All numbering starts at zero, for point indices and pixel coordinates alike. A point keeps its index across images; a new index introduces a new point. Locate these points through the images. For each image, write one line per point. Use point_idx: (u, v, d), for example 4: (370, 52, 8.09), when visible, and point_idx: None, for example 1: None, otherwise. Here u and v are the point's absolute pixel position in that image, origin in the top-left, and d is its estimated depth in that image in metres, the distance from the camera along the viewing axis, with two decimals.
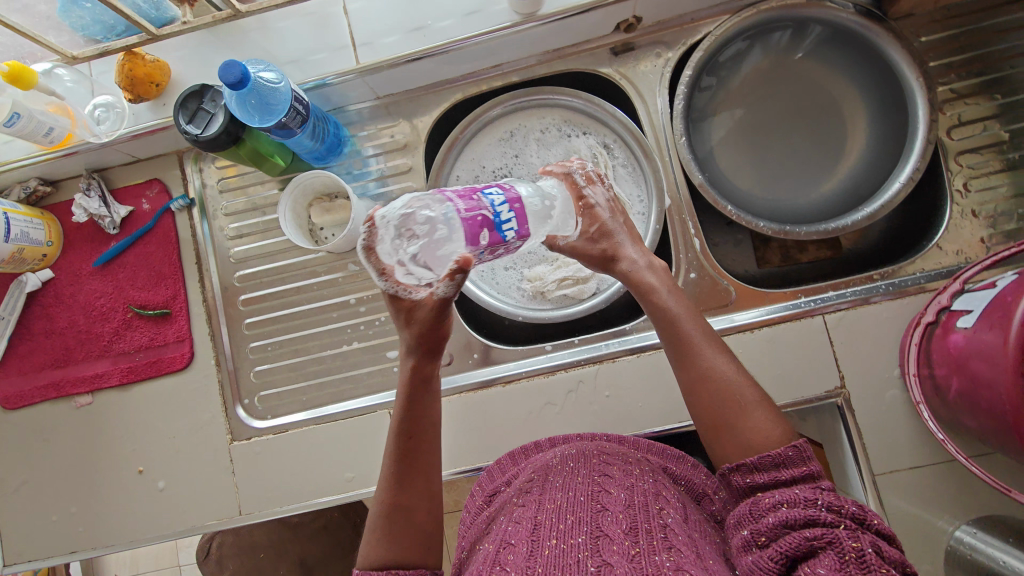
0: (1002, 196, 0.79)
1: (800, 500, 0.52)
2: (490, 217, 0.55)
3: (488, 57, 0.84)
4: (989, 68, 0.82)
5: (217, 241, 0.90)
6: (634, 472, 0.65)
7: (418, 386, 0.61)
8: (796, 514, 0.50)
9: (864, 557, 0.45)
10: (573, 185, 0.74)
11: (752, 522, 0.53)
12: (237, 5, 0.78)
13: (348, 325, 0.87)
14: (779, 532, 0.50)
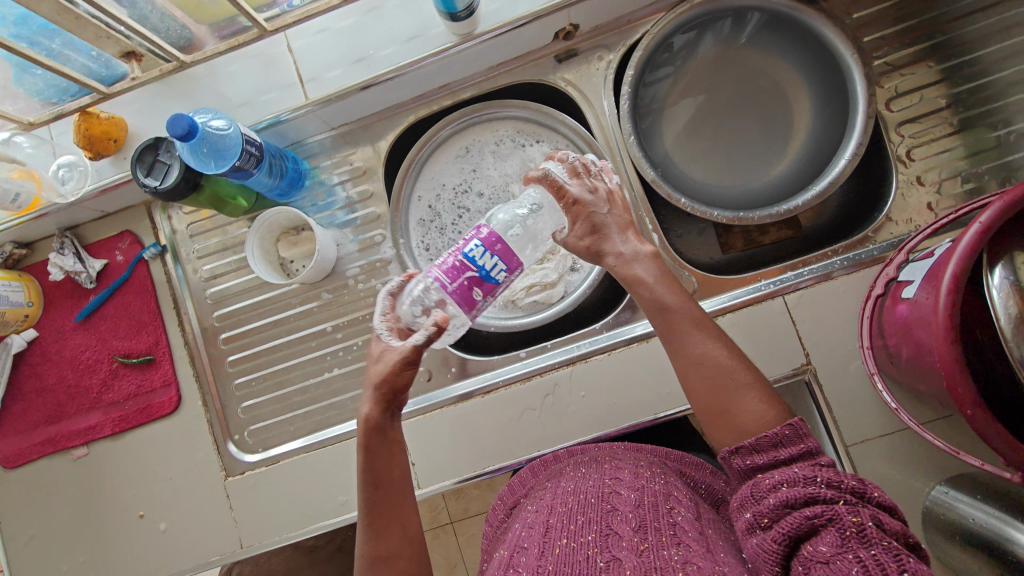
0: (944, 162, 0.82)
1: (800, 479, 0.52)
2: (475, 274, 0.61)
3: (434, 79, 0.86)
4: (923, 38, 0.84)
5: (193, 284, 0.92)
6: (641, 475, 0.68)
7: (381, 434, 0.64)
8: (798, 494, 0.50)
9: (866, 531, 0.46)
10: (554, 184, 0.70)
11: (754, 505, 0.53)
12: (182, 57, 0.78)
13: (327, 353, 0.89)
14: (782, 513, 0.50)
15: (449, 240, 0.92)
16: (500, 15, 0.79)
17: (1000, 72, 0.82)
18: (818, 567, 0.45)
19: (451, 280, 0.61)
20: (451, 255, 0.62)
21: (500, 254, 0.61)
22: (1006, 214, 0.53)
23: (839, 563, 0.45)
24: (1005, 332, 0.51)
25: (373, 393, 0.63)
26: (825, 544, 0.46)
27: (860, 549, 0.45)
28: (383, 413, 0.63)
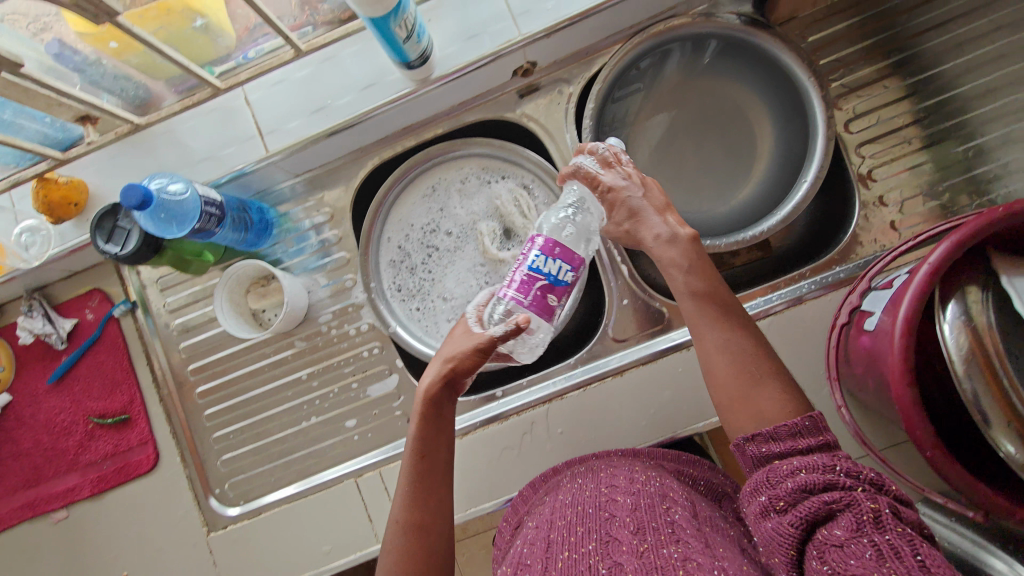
0: (904, 181, 0.82)
1: (820, 465, 0.52)
2: (545, 283, 0.65)
3: (396, 122, 0.86)
4: (879, 58, 0.85)
5: (165, 339, 0.91)
6: (639, 480, 0.68)
7: (439, 406, 0.68)
8: (816, 480, 0.51)
9: (881, 518, 0.46)
10: (587, 175, 0.80)
11: (770, 489, 0.54)
12: (136, 121, 0.81)
13: (304, 401, 0.89)
14: (799, 497, 0.51)
15: (420, 280, 0.92)
16: (456, 58, 0.79)
17: (955, 89, 0.83)
18: (831, 551, 0.46)
19: (524, 298, 0.65)
20: (517, 273, 0.66)
21: (562, 257, 0.65)
22: (952, 256, 0.53)
23: (853, 547, 0.45)
24: (956, 366, 0.52)
25: (440, 365, 0.69)
26: (841, 528, 0.47)
27: (874, 534, 0.46)
28: (443, 385, 0.68)
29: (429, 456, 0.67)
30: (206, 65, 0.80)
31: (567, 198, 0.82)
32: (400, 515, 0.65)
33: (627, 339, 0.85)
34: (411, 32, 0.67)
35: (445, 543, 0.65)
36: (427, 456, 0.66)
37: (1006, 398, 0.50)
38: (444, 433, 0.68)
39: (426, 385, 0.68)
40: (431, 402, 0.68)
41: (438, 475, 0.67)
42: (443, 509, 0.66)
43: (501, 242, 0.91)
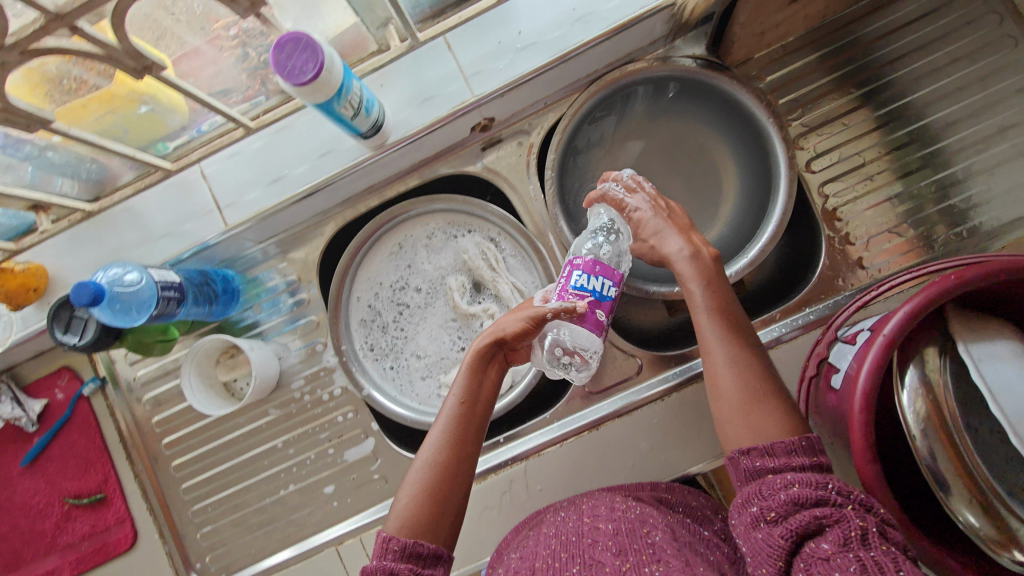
0: (867, 219, 0.83)
1: (812, 481, 0.53)
2: (593, 298, 0.68)
3: (357, 184, 0.85)
4: (838, 95, 0.85)
5: (137, 414, 0.90)
6: (620, 507, 0.68)
7: (489, 362, 0.73)
8: (808, 494, 0.51)
9: (868, 536, 0.47)
10: (614, 199, 0.82)
11: (761, 500, 0.54)
12: (87, 208, 0.81)
13: (280, 469, 0.88)
14: (790, 510, 0.51)
15: (392, 339, 0.91)
16: (411, 122, 0.78)
17: (915, 123, 0.83)
18: (818, 564, 0.46)
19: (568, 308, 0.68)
20: (563, 293, 0.69)
21: (603, 274, 0.69)
22: (905, 327, 0.52)
23: (839, 561, 0.45)
24: (908, 420, 0.52)
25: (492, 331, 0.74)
26: (828, 543, 0.47)
27: (861, 550, 0.46)
28: (493, 346, 0.73)
29: (469, 409, 0.69)
30: (160, 142, 0.78)
31: (600, 221, 0.83)
32: (427, 458, 0.67)
33: (603, 390, 0.85)
34: (359, 108, 0.66)
35: (461, 501, 0.67)
36: (469, 411, 0.69)
37: (962, 462, 0.50)
38: (488, 392, 0.72)
39: (477, 345, 0.73)
40: (487, 358, 0.73)
41: (473, 433, 0.68)
42: (468, 467, 0.67)
43: (471, 296, 0.90)
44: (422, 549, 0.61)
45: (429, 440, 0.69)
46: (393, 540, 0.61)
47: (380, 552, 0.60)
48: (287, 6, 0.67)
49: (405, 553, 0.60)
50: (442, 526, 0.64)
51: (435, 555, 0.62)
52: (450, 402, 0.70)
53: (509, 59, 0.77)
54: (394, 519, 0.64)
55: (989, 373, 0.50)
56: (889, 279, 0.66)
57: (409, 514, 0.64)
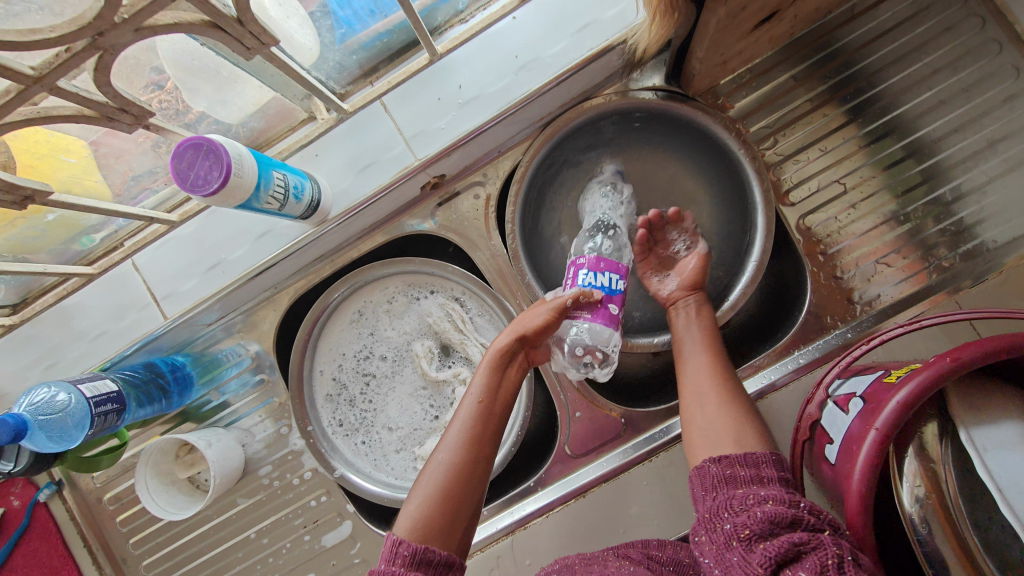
0: (852, 249, 0.77)
1: (785, 500, 0.49)
2: (599, 294, 0.66)
3: (306, 257, 0.79)
4: (813, 117, 0.80)
5: (101, 514, 0.85)
6: (611, 564, 0.61)
7: (509, 361, 0.70)
8: (782, 513, 0.47)
9: (846, 565, 0.41)
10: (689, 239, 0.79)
11: (734, 516, 0.49)
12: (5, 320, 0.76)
13: (256, 561, 0.84)
14: (765, 528, 0.46)
15: (361, 413, 0.85)
16: (353, 192, 0.73)
17: (897, 142, 0.78)
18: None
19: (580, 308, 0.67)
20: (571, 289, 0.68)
21: (609, 270, 0.66)
22: (900, 419, 0.47)
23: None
24: (910, 518, 0.48)
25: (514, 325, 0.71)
26: (805, 570, 0.41)
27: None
28: (516, 345, 0.69)
29: (488, 410, 0.66)
30: (82, 236, 0.72)
31: (596, 219, 0.80)
32: (443, 458, 0.63)
33: (587, 453, 0.81)
34: (287, 195, 0.61)
35: (475, 508, 0.62)
36: (488, 412, 0.66)
37: (973, 566, 0.46)
38: (506, 393, 0.68)
39: (499, 343, 0.69)
40: (508, 358, 0.70)
41: (491, 436, 0.65)
42: (483, 471, 0.63)
43: (440, 361, 0.84)
44: (433, 556, 0.56)
45: (445, 441, 0.64)
46: (404, 544, 0.56)
47: (388, 558, 0.55)
48: (199, 90, 0.61)
49: (416, 560, 0.55)
50: (454, 531, 0.60)
51: (446, 562, 0.56)
52: (467, 402, 0.67)
53: (451, 116, 0.72)
54: (404, 522, 0.59)
55: (996, 467, 0.44)
56: (880, 333, 0.61)
57: (422, 515, 0.59)
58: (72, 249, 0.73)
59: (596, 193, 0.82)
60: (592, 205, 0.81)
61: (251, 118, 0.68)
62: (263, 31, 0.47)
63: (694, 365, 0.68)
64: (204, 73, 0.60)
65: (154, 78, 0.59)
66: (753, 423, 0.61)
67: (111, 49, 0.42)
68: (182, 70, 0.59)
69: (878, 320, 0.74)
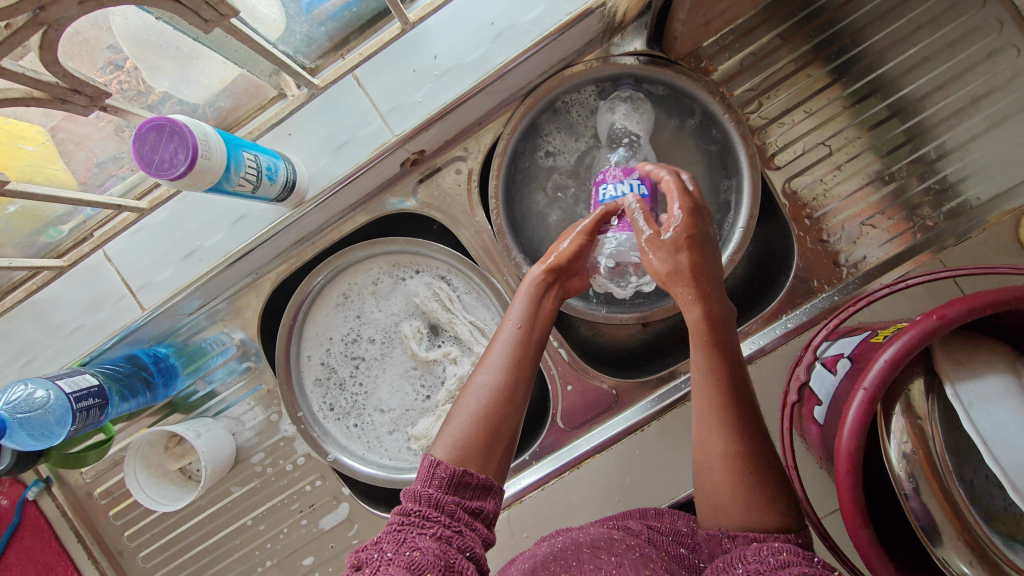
0: (838, 210, 0.77)
1: (800, 552, 0.44)
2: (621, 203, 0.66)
3: (286, 241, 0.77)
4: (798, 78, 0.78)
5: (92, 508, 0.84)
6: (616, 547, 0.58)
7: (549, 286, 0.67)
8: (795, 560, 0.43)
9: None
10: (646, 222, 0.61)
11: (745, 563, 0.44)
12: None
13: (254, 547, 0.83)
14: (777, 569, 0.42)
15: (352, 396, 0.84)
16: (329, 171, 0.71)
17: (880, 102, 0.77)
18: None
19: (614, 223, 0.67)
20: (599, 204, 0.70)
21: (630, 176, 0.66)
22: (888, 376, 0.46)
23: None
24: (897, 473, 0.48)
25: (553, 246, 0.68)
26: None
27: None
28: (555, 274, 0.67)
29: (528, 333, 0.63)
30: (49, 228, 0.69)
31: (614, 128, 0.76)
32: (484, 379, 0.61)
33: (581, 426, 0.81)
34: (260, 177, 0.59)
35: (515, 431, 0.60)
36: (529, 335, 0.63)
37: (959, 519, 0.46)
38: (546, 315, 0.66)
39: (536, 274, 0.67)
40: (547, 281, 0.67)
41: (532, 360, 0.62)
42: (524, 396, 0.61)
43: (429, 341, 0.83)
44: (472, 479, 0.54)
45: (485, 363, 0.62)
46: (442, 466, 0.54)
47: (425, 479, 0.53)
48: (158, 66, 0.58)
49: (453, 483, 0.53)
50: (494, 452, 0.58)
51: (485, 486, 0.55)
52: (507, 326, 0.65)
53: (428, 89, 0.70)
54: (443, 444, 0.57)
55: (980, 418, 0.45)
56: (866, 294, 0.61)
57: (461, 436, 0.57)
58: (40, 241, 0.70)
59: (611, 103, 0.76)
60: (611, 115, 0.76)
61: (218, 97, 0.65)
62: (220, 1, 0.45)
63: (697, 399, 0.57)
64: (164, 49, 0.57)
65: (112, 56, 0.56)
66: (759, 450, 0.54)
67: (55, 24, 0.39)
68: (137, 45, 0.56)
69: (865, 281, 0.74)
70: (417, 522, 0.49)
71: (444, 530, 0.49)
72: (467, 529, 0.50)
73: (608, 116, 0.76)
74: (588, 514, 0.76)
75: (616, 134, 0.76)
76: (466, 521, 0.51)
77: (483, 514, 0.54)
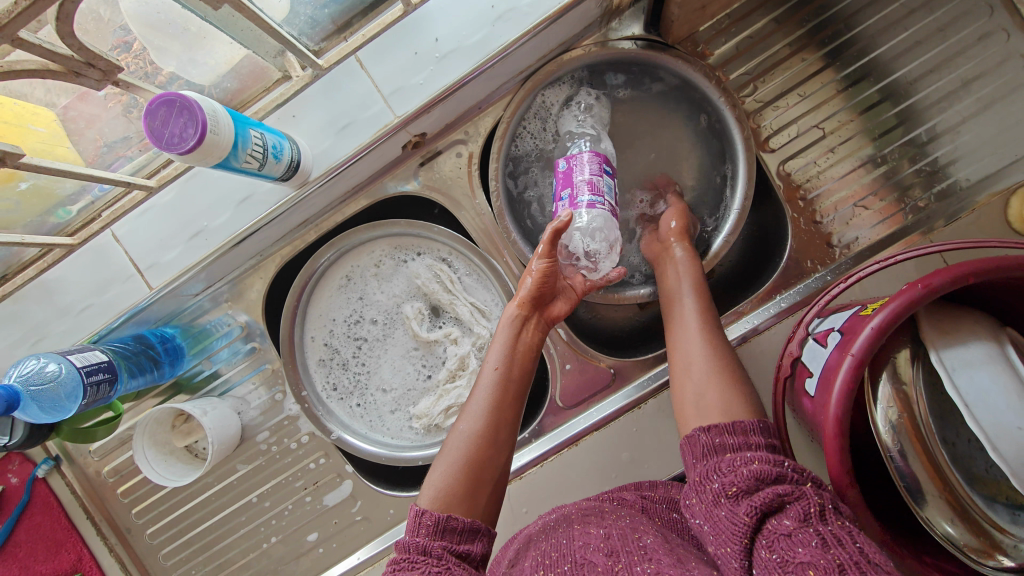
0: (831, 191, 0.78)
1: (770, 459, 0.50)
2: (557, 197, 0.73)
3: (290, 222, 0.78)
4: (793, 62, 0.80)
5: (101, 486, 0.86)
6: (609, 515, 0.60)
7: (524, 322, 0.68)
8: (767, 471, 0.48)
9: (827, 514, 0.44)
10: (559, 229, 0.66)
11: (722, 477, 0.50)
12: None
13: (260, 523, 0.85)
14: (752, 486, 0.48)
15: (354, 376, 0.85)
16: (333, 153, 0.72)
17: (872, 85, 0.79)
18: (780, 541, 0.43)
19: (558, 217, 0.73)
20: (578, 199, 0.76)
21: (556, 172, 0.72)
22: (874, 344, 0.48)
23: (801, 536, 0.42)
24: (884, 438, 0.49)
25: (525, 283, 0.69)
26: (790, 518, 0.44)
27: (820, 524, 0.43)
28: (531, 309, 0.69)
29: (507, 375, 0.64)
30: (58, 208, 0.71)
31: (577, 125, 0.79)
32: (465, 427, 0.61)
33: (579, 404, 0.83)
34: (265, 155, 0.60)
35: (500, 474, 0.60)
36: (507, 375, 0.64)
37: (940, 479, 0.48)
38: (524, 352, 0.66)
39: (516, 309, 0.69)
40: (524, 316, 0.68)
41: (513, 401, 0.63)
42: (506, 438, 0.61)
43: (430, 322, 0.84)
44: (458, 523, 0.54)
45: (467, 410, 0.62)
46: (427, 514, 0.54)
47: (413, 528, 0.54)
48: (164, 46, 0.59)
49: (440, 528, 0.53)
50: (478, 496, 0.58)
51: (472, 528, 0.55)
52: (486, 369, 0.65)
53: (429, 72, 0.71)
54: (428, 490, 0.57)
55: (963, 383, 0.46)
56: (857, 271, 0.62)
57: (444, 483, 0.57)
58: (49, 222, 0.71)
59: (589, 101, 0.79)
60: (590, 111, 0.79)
61: (224, 78, 0.66)
62: None
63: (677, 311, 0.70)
64: (171, 29, 0.58)
65: (116, 40, 0.58)
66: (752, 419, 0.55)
67: None
68: (147, 26, 0.57)
69: (857, 261, 0.75)
70: (408, 567, 0.50)
71: (434, 568, 0.49)
72: (456, 565, 0.50)
73: (568, 114, 0.79)
74: (586, 491, 0.78)
75: (575, 138, 0.79)
76: (455, 561, 0.51)
77: (472, 558, 0.53)
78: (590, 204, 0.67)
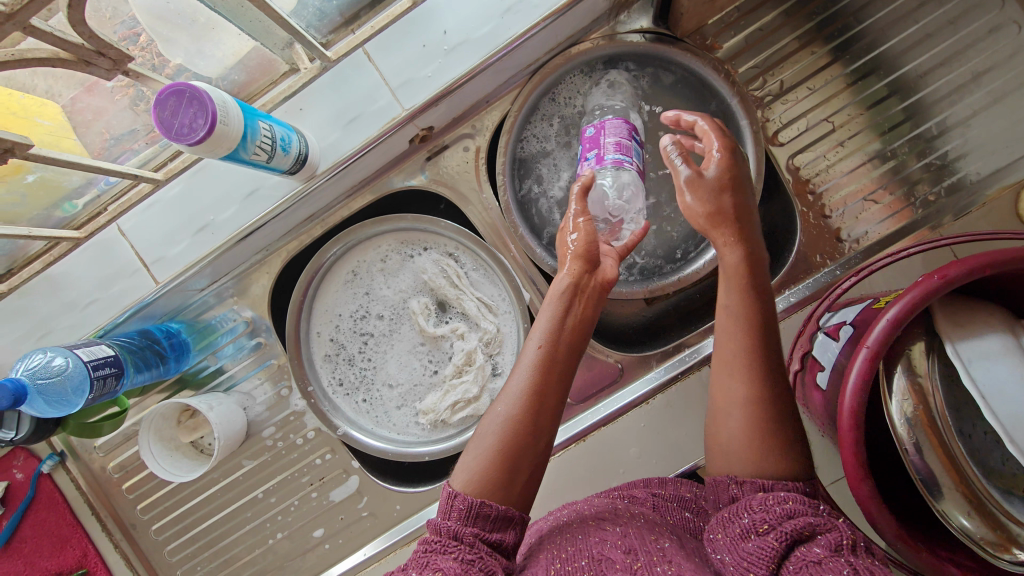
0: (840, 185, 0.78)
1: (803, 498, 0.48)
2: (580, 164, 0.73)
3: (296, 217, 0.78)
4: (802, 55, 0.79)
5: (106, 482, 0.85)
6: (622, 513, 0.60)
7: (574, 296, 0.63)
8: (800, 507, 0.47)
9: (859, 547, 0.43)
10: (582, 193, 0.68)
11: (751, 512, 0.48)
12: None
13: (266, 520, 0.85)
14: (784, 520, 0.46)
15: (361, 371, 0.85)
16: (340, 145, 0.72)
17: (880, 80, 0.78)
18: (808, 567, 0.42)
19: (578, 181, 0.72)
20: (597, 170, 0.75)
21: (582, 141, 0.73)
22: (890, 335, 0.47)
23: (831, 563, 0.41)
24: (898, 431, 0.49)
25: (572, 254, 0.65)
26: (819, 547, 0.43)
27: (851, 556, 0.42)
28: (580, 282, 0.64)
29: (551, 355, 0.60)
30: (64, 202, 0.71)
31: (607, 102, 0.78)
32: (502, 410, 0.58)
33: (586, 399, 0.83)
34: (274, 147, 0.60)
35: (538, 460, 0.58)
36: (550, 356, 0.60)
37: (958, 473, 0.48)
38: (571, 330, 0.62)
39: (562, 281, 0.64)
40: (573, 289, 0.63)
41: (557, 384, 0.59)
42: (546, 423, 0.58)
43: (438, 317, 0.84)
44: (491, 510, 0.53)
45: (505, 392, 0.60)
46: (460, 498, 0.53)
47: (444, 511, 0.53)
48: (172, 38, 0.59)
49: (472, 514, 0.52)
50: (514, 483, 0.56)
51: (506, 517, 0.54)
52: (528, 348, 0.61)
53: (437, 64, 0.71)
54: (461, 476, 0.56)
55: (979, 375, 0.46)
56: (868, 265, 0.62)
57: (479, 470, 0.55)
58: (55, 215, 0.71)
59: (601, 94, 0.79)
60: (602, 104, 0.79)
61: (231, 70, 0.66)
62: None
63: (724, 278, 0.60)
64: (179, 21, 0.58)
65: (125, 31, 0.58)
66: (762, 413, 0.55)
67: None
68: (154, 17, 0.57)
69: (866, 255, 0.75)
70: (437, 550, 0.50)
71: (467, 555, 0.49)
72: (488, 555, 0.50)
73: (598, 94, 0.77)
74: (593, 486, 0.77)
75: None
76: (487, 550, 0.50)
77: (504, 547, 0.52)
78: (618, 162, 0.67)
